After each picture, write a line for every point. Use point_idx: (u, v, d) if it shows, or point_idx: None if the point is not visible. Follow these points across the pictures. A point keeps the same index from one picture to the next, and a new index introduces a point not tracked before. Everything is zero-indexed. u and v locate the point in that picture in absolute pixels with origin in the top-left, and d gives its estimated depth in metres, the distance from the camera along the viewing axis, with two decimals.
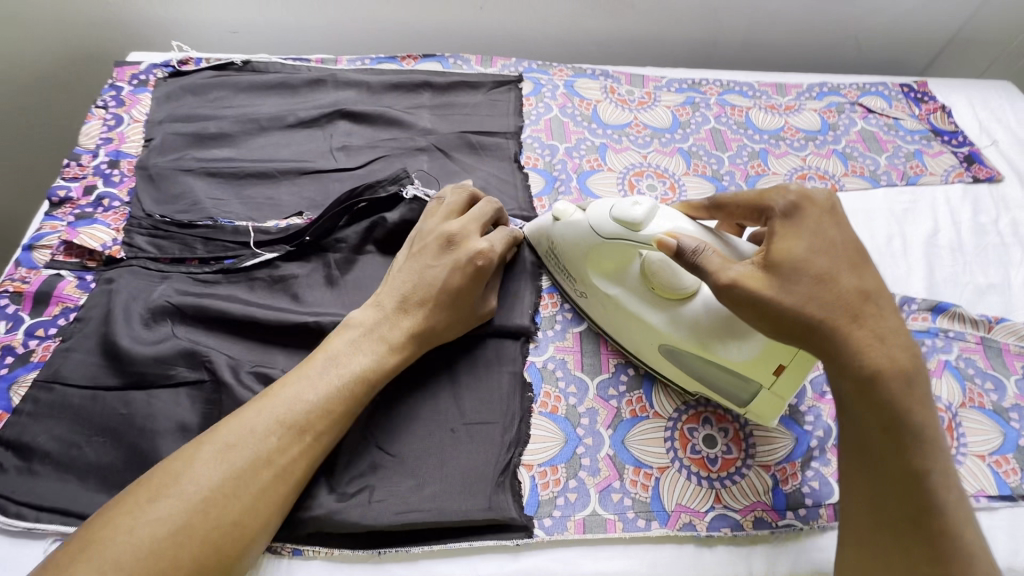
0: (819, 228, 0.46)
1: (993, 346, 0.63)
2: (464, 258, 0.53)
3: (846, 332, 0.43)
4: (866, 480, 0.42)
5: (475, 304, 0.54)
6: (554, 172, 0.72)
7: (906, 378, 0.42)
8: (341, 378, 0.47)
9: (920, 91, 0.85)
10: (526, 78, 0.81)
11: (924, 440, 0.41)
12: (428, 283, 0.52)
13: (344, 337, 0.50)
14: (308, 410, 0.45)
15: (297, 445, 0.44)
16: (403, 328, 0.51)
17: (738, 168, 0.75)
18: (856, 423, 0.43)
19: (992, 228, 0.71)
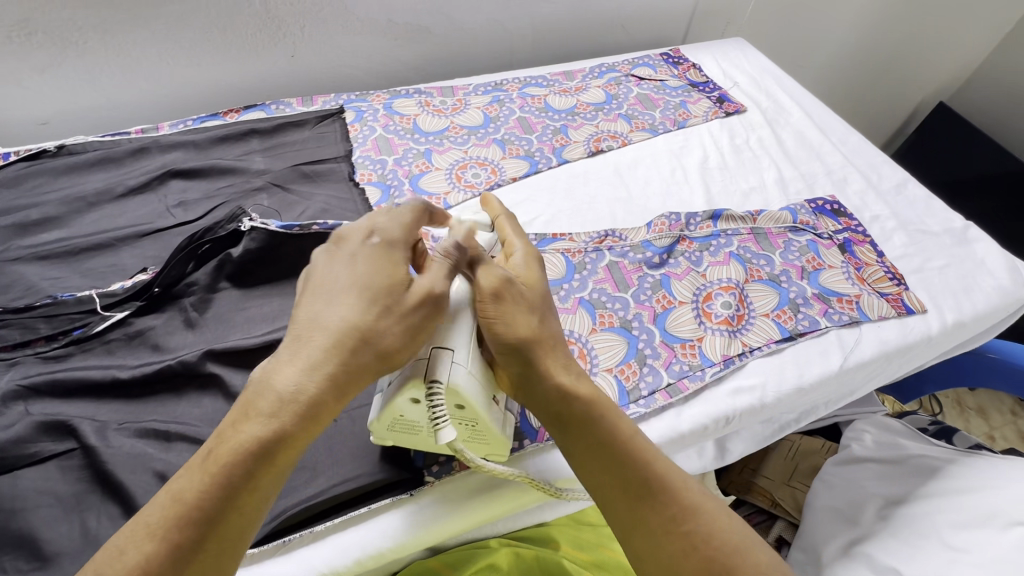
0: (522, 303, 0.50)
1: (761, 232, 0.79)
2: (359, 244, 0.48)
3: (536, 367, 0.48)
4: (619, 488, 0.46)
5: (400, 290, 0.46)
6: (387, 181, 0.80)
7: (576, 416, 0.48)
8: (232, 450, 0.39)
9: (676, 57, 1.07)
10: (347, 108, 0.90)
11: (660, 458, 0.47)
12: (330, 294, 0.45)
13: (242, 402, 0.42)
14: (199, 496, 0.38)
15: (176, 559, 0.37)
16: (301, 365, 0.42)
17: (545, 144, 0.88)
18: (587, 460, 0.47)
19: (745, 146, 0.91)
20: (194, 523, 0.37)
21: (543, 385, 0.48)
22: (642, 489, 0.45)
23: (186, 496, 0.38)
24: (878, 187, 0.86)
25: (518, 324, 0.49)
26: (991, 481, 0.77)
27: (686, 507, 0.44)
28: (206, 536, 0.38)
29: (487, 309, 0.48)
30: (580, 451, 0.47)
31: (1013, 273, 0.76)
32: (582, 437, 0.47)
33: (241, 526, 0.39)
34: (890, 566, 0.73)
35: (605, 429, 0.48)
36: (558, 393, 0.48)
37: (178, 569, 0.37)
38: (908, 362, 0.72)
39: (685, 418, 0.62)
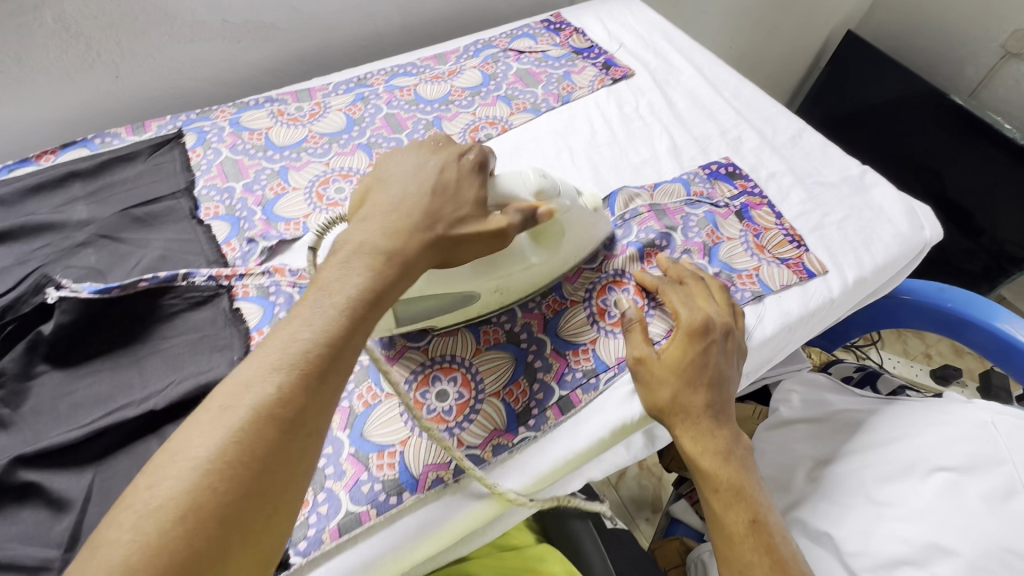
0: (656, 382, 0.56)
1: (659, 208, 0.73)
2: (452, 154, 0.53)
3: (684, 420, 0.54)
4: (737, 559, 0.50)
5: (478, 207, 0.52)
6: (236, 213, 0.71)
7: (723, 475, 0.53)
8: (324, 316, 0.41)
9: (557, 23, 0.99)
10: (187, 131, 0.79)
11: (777, 533, 0.51)
12: (420, 182, 0.51)
13: (332, 263, 0.45)
14: (287, 368, 0.39)
15: (300, 390, 0.39)
16: (395, 221, 0.48)
17: (417, 142, 0.79)
18: (713, 514, 0.53)
19: (635, 114, 0.85)
20: (284, 404, 0.38)
21: (688, 449, 0.54)
22: (755, 564, 0.49)
23: (277, 361, 0.39)
24: (773, 141, 0.82)
25: (722, 373, 0.56)
26: (911, 428, 0.76)
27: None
28: (294, 421, 0.38)
29: (657, 364, 0.56)
30: (710, 516, 0.54)
31: (911, 217, 0.73)
32: (714, 502, 0.53)
33: (345, 367, 0.42)
34: (822, 531, 0.72)
35: (739, 487, 0.53)
36: (715, 449, 0.53)
37: (312, 397, 0.39)
38: (816, 326, 0.69)
39: (579, 432, 0.58)
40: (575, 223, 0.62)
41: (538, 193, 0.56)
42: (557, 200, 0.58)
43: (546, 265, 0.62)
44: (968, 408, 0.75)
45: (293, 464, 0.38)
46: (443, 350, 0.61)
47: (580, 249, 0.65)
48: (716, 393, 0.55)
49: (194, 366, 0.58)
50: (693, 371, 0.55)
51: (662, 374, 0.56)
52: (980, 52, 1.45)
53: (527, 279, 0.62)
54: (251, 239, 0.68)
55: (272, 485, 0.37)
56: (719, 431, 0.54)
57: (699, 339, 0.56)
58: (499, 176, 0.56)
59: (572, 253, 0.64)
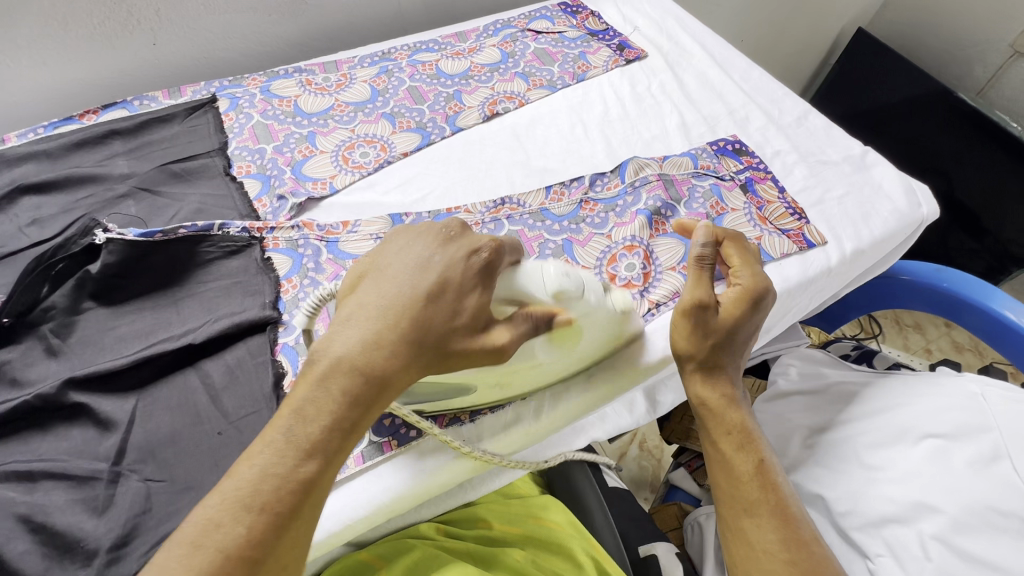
0: (694, 327, 0.58)
1: (667, 178, 0.76)
2: (463, 249, 0.46)
3: (705, 366, 0.59)
4: (744, 495, 0.54)
5: (477, 322, 0.45)
6: (267, 171, 0.75)
7: (735, 419, 0.57)
8: (295, 447, 0.39)
9: (574, 6, 1.02)
10: (220, 97, 0.83)
11: (778, 474, 0.56)
12: (416, 283, 0.44)
13: (306, 380, 0.42)
14: (259, 507, 0.37)
15: (268, 521, 0.37)
16: (378, 342, 0.42)
17: (438, 113, 0.83)
18: (719, 456, 0.57)
19: (647, 94, 0.88)
20: (253, 544, 0.36)
21: (703, 394, 0.59)
22: (760, 499, 0.53)
23: (248, 499, 0.37)
24: (779, 121, 0.85)
25: (745, 334, 0.61)
26: (902, 399, 0.80)
27: (793, 522, 0.52)
28: (263, 560, 0.36)
29: (704, 310, 0.58)
30: (717, 457, 0.57)
31: (910, 194, 0.77)
32: (724, 444, 0.57)
33: (323, 496, 0.40)
34: (815, 494, 0.77)
35: (748, 433, 0.57)
36: (727, 397, 0.59)
37: (281, 532, 0.37)
38: (812, 295, 0.73)
39: (588, 382, 0.62)
40: (593, 324, 0.55)
41: (556, 294, 0.49)
42: (581, 301, 0.51)
43: (553, 363, 0.57)
44: (958, 380, 0.79)
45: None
46: None
47: (610, 337, 0.60)
48: (735, 350, 0.60)
49: (229, 307, 0.62)
50: (732, 328, 0.59)
51: (711, 325, 0.58)
52: (989, 51, 1.47)
53: (535, 378, 0.57)
54: (281, 195, 0.72)
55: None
56: (732, 382, 0.60)
57: (740, 300, 0.59)
58: (520, 268, 0.49)
59: (591, 352, 0.60)
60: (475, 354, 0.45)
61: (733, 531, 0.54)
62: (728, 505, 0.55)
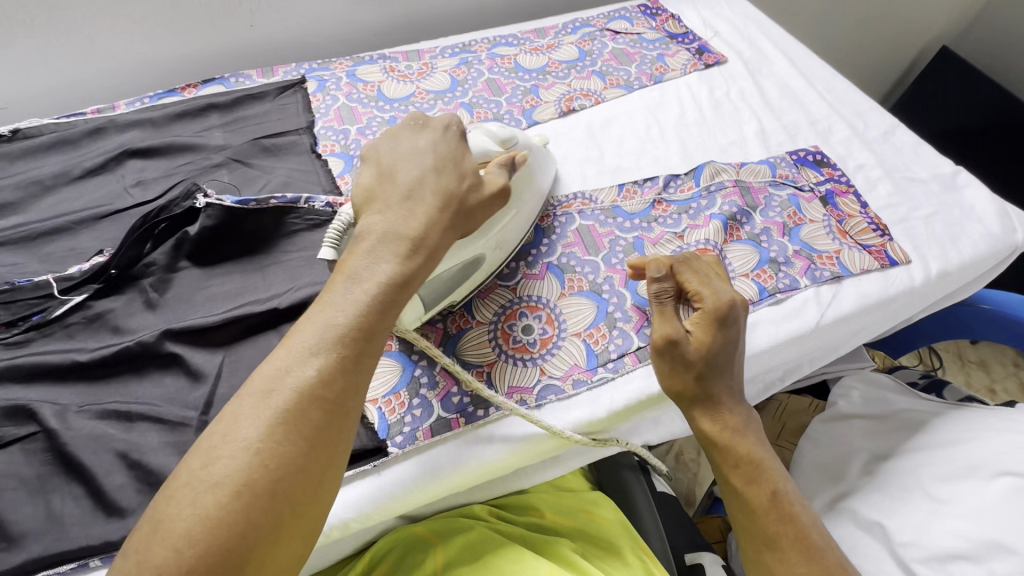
0: (679, 361, 0.56)
1: (743, 185, 0.75)
2: (437, 129, 0.57)
3: (698, 400, 0.57)
4: (762, 530, 0.53)
5: (481, 176, 0.56)
6: (350, 151, 0.78)
7: (738, 452, 0.55)
8: (352, 303, 0.45)
9: (653, 9, 1.02)
10: (309, 78, 0.87)
11: (792, 498, 0.55)
12: (418, 161, 0.54)
13: (359, 251, 0.48)
14: (325, 353, 0.43)
15: (336, 371, 0.43)
16: (412, 212, 0.51)
17: (515, 106, 0.85)
18: (730, 488, 0.56)
19: (725, 98, 0.87)
20: (322, 387, 0.42)
21: (705, 428, 0.57)
22: (778, 534, 0.53)
23: (319, 347, 0.43)
24: (864, 135, 0.83)
25: (731, 352, 0.58)
26: (976, 432, 0.76)
27: (814, 551, 0.51)
28: (335, 401, 0.43)
29: (681, 343, 0.56)
30: (731, 491, 0.56)
31: (1004, 219, 0.73)
32: (735, 478, 0.55)
33: (376, 349, 0.46)
34: (875, 520, 0.73)
35: (755, 462, 0.55)
36: (727, 431, 0.56)
37: (344, 381, 0.43)
38: (891, 314, 0.70)
39: (655, 379, 0.61)
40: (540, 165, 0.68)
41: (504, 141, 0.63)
42: (517, 144, 0.65)
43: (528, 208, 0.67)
44: None
45: (335, 438, 0.43)
46: (530, 290, 0.66)
47: (546, 176, 0.71)
48: (725, 373, 0.57)
49: (311, 277, 0.65)
50: (713, 356, 0.56)
51: (689, 357, 0.56)
52: None
53: (517, 230, 0.65)
54: None
55: (322, 452, 0.42)
56: (734, 409, 0.57)
57: (714, 322, 0.56)
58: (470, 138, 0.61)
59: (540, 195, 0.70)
60: (487, 202, 0.56)
61: (756, 563, 0.54)
62: (749, 537, 0.54)
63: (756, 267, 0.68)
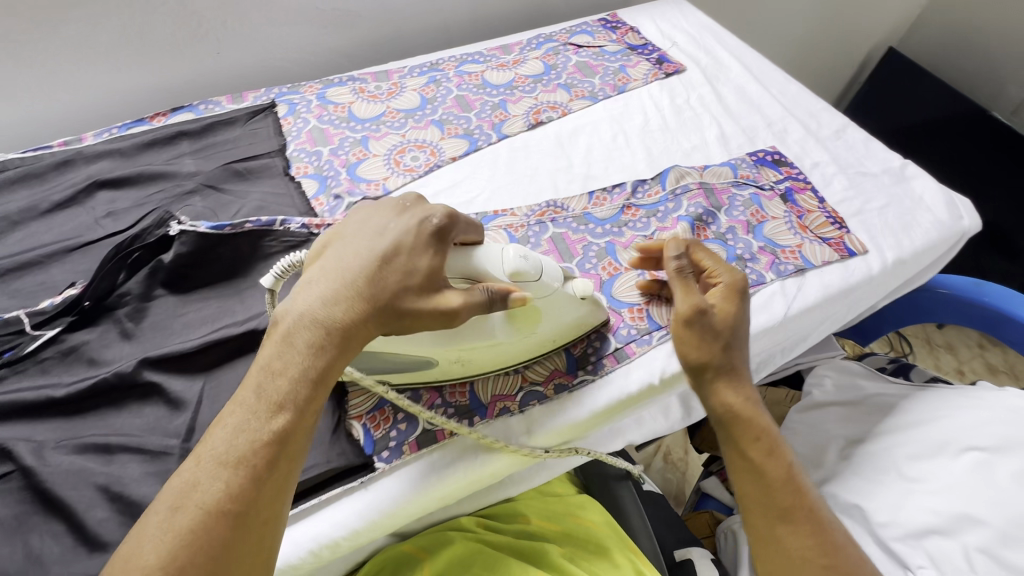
0: (706, 332, 0.57)
1: (707, 187, 0.78)
2: (417, 219, 0.52)
3: (721, 374, 0.57)
4: (778, 502, 0.54)
5: (428, 284, 0.49)
6: (323, 172, 0.78)
7: (756, 425, 0.56)
8: (266, 400, 0.43)
9: (613, 22, 1.06)
10: (279, 102, 0.88)
11: (801, 473, 0.56)
12: (371, 248, 0.50)
13: (274, 343, 0.46)
14: (234, 464, 0.41)
15: (244, 479, 0.41)
16: (335, 299, 0.47)
17: (484, 121, 0.87)
18: (749, 464, 0.55)
19: (686, 105, 0.91)
20: (231, 497, 0.40)
21: (728, 401, 0.56)
22: (792, 507, 0.54)
23: (227, 459, 0.41)
24: (817, 134, 0.87)
25: (742, 334, 0.60)
26: (941, 411, 0.80)
27: (824, 527, 0.53)
28: (246, 512, 0.40)
29: (710, 313, 0.57)
30: (748, 466, 0.56)
31: (951, 207, 0.77)
32: (753, 451, 0.55)
33: (299, 448, 0.44)
34: (853, 503, 0.75)
35: (775, 438, 0.56)
36: (744, 408, 0.56)
37: (260, 487, 0.41)
38: (855, 302, 0.73)
39: (632, 379, 0.63)
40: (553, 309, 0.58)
41: (513, 276, 0.53)
42: (534, 284, 0.54)
43: (513, 345, 0.58)
44: (1001, 395, 0.78)
45: (248, 552, 0.40)
46: None
47: (568, 331, 0.62)
48: (736, 351, 0.58)
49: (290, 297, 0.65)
50: (735, 330, 0.58)
51: (719, 329, 0.57)
52: None
53: (491, 356, 0.57)
54: (338, 195, 0.75)
55: (235, 562, 0.39)
56: (752, 386, 0.58)
57: (738, 300, 0.60)
58: (475, 249, 0.53)
59: (551, 336, 0.61)
60: (410, 311, 0.48)
61: (765, 538, 0.54)
62: (766, 512, 0.54)
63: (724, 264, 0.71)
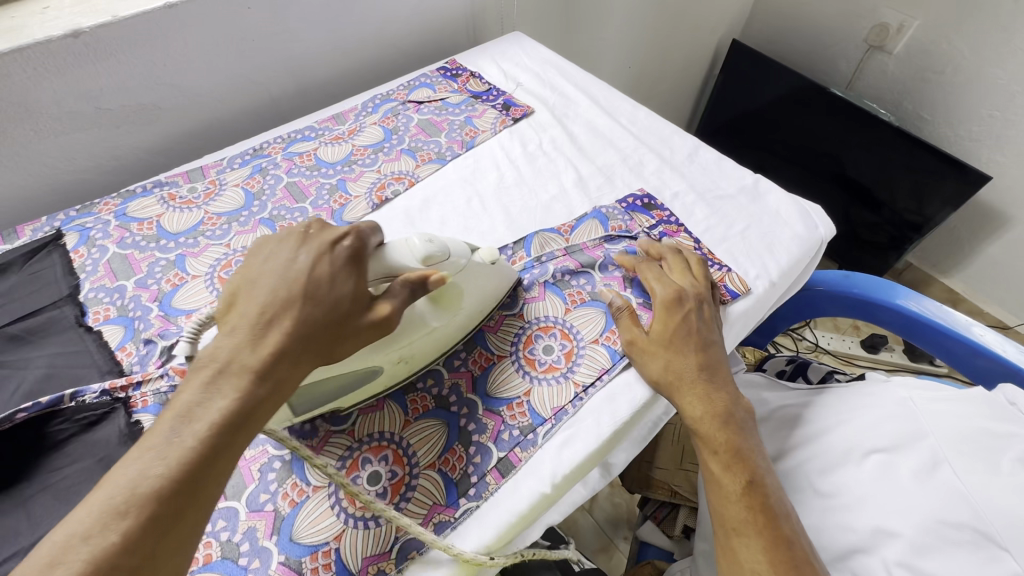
0: (661, 347, 0.62)
1: (575, 248, 0.74)
2: (324, 244, 0.49)
3: (689, 375, 0.60)
4: (733, 516, 0.54)
5: (359, 303, 0.48)
6: (129, 313, 0.66)
7: (723, 437, 0.58)
8: (183, 449, 0.37)
9: (453, 70, 1.00)
10: (67, 231, 0.73)
11: (768, 493, 0.56)
12: (288, 283, 0.46)
13: (194, 383, 0.40)
14: (138, 513, 0.34)
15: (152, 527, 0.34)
16: (262, 341, 0.42)
17: (322, 209, 0.77)
18: (714, 480, 0.57)
19: (539, 151, 0.86)
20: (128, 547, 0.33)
21: (688, 411, 0.59)
22: (749, 520, 0.54)
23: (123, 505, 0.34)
24: (672, 161, 0.85)
25: (707, 337, 0.63)
26: (841, 414, 0.80)
27: (783, 544, 0.52)
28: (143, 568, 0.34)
29: (647, 339, 0.63)
30: (710, 477, 0.57)
31: (806, 218, 0.78)
32: (713, 462, 0.58)
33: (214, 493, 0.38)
34: None
35: (730, 458, 0.57)
36: (712, 411, 0.59)
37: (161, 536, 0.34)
38: (739, 336, 0.71)
39: (520, 494, 0.55)
40: (470, 279, 0.59)
41: (426, 259, 0.52)
42: (447, 262, 0.55)
43: (445, 327, 0.60)
44: (888, 388, 0.80)
45: None
46: (368, 429, 0.58)
47: (484, 295, 0.64)
48: (707, 356, 0.62)
49: None
50: (681, 340, 0.62)
51: (663, 347, 0.62)
52: (849, 47, 1.60)
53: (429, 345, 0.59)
54: (148, 339, 0.63)
55: None
56: (714, 393, 0.60)
57: (673, 323, 0.63)
58: (386, 245, 0.53)
59: (472, 306, 0.63)
60: (366, 321, 0.48)
61: (726, 554, 0.54)
62: (725, 528, 0.55)
63: (605, 331, 0.66)
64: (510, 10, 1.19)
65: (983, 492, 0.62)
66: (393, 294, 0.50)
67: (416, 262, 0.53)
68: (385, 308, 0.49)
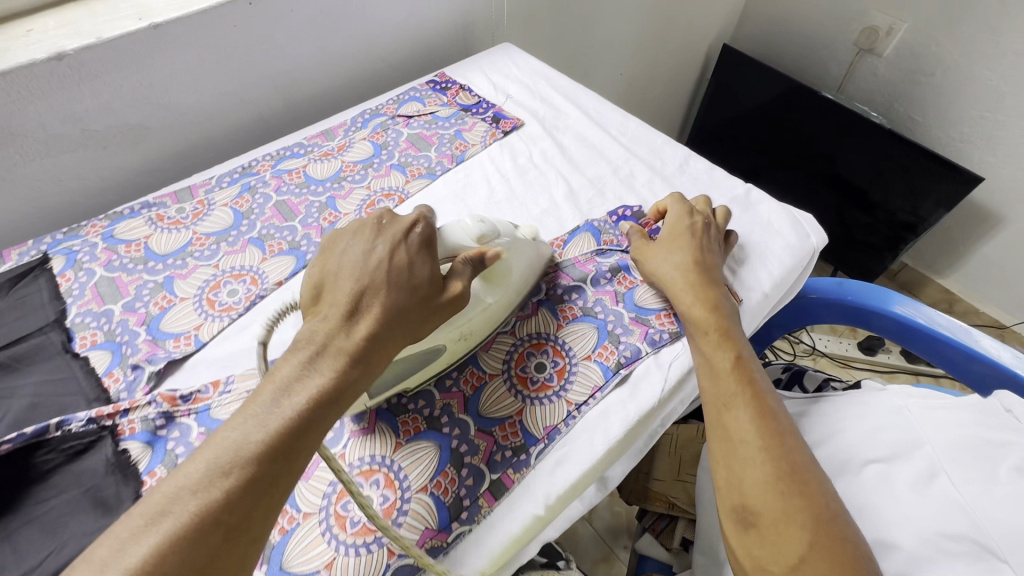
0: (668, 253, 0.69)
1: (566, 263, 0.74)
2: (399, 233, 0.54)
3: (690, 274, 0.66)
4: (723, 391, 0.57)
5: (435, 283, 0.53)
6: (116, 337, 0.65)
7: (714, 320, 0.62)
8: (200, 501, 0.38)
9: (442, 83, 0.99)
10: (54, 255, 0.72)
11: (756, 373, 0.59)
12: (371, 270, 0.51)
13: (262, 397, 0.43)
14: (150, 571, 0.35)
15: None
16: (357, 325, 0.48)
17: (312, 228, 0.77)
18: (707, 365, 0.60)
19: (530, 164, 0.86)
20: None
21: (683, 303, 0.64)
22: (739, 392, 0.56)
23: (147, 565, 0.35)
24: (663, 172, 0.85)
25: (709, 249, 0.70)
26: (837, 424, 0.79)
27: (769, 414, 0.54)
28: None
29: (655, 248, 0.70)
30: (701, 360, 0.61)
31: (798, 227, 0.77)
32: (705, 346, 0.61)
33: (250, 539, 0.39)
34: None
35: (723, 344, 0.60)
36: (707, 302, 0.64)
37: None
38: None
39: (513, 517, 0.55)
40: (519, 257, 0.65)
41: (480, 238, 0.59)
42: (498, 240, 0.61)
43: (501, 305, 0.64)
44: (883, 396, 0.80)
45: None
46: (359, 453, 0.57)
47: (532, 273, 0.69)
48: (707, 263, 0.68)
49: (78, 527, 0.51)
50: (686, 247, 0.68)
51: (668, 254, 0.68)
52: (838, 51, 1.61)
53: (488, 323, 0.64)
54: (136, 365, 0.62)
55: None
56: (711, 291, 0.65)
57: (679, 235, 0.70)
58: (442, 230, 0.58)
59: (521, 286, 0.67)
60: (440, 300, 0.53)
61: (717, 429, 0.56)
62: (716, 407, 0.57)
63: (597, 346, 0.66)
64: (498, 20, 1.19)
65: (983, 506, 0.61)
66: (458, 273, 0.56)
67: (472, 241, 0.59)
68: (454, 286, 0.55)
